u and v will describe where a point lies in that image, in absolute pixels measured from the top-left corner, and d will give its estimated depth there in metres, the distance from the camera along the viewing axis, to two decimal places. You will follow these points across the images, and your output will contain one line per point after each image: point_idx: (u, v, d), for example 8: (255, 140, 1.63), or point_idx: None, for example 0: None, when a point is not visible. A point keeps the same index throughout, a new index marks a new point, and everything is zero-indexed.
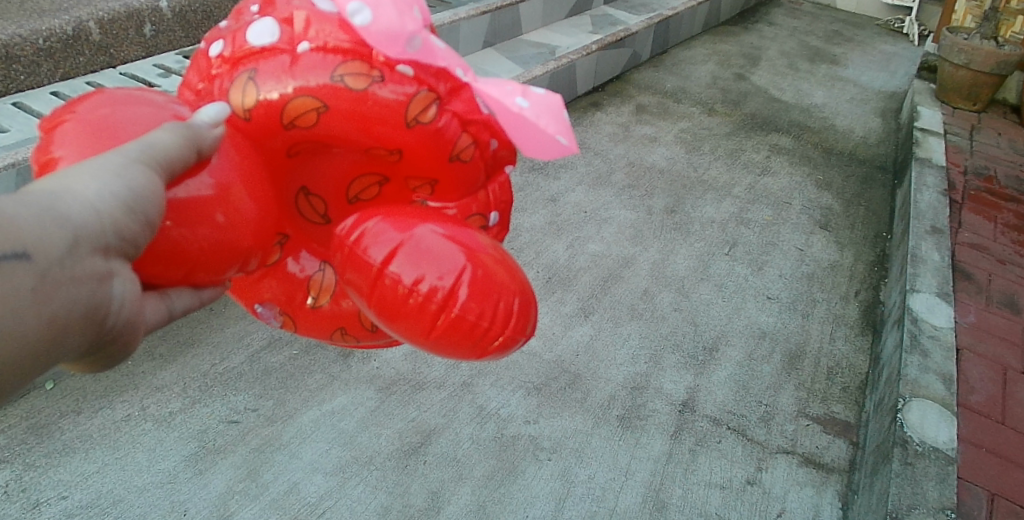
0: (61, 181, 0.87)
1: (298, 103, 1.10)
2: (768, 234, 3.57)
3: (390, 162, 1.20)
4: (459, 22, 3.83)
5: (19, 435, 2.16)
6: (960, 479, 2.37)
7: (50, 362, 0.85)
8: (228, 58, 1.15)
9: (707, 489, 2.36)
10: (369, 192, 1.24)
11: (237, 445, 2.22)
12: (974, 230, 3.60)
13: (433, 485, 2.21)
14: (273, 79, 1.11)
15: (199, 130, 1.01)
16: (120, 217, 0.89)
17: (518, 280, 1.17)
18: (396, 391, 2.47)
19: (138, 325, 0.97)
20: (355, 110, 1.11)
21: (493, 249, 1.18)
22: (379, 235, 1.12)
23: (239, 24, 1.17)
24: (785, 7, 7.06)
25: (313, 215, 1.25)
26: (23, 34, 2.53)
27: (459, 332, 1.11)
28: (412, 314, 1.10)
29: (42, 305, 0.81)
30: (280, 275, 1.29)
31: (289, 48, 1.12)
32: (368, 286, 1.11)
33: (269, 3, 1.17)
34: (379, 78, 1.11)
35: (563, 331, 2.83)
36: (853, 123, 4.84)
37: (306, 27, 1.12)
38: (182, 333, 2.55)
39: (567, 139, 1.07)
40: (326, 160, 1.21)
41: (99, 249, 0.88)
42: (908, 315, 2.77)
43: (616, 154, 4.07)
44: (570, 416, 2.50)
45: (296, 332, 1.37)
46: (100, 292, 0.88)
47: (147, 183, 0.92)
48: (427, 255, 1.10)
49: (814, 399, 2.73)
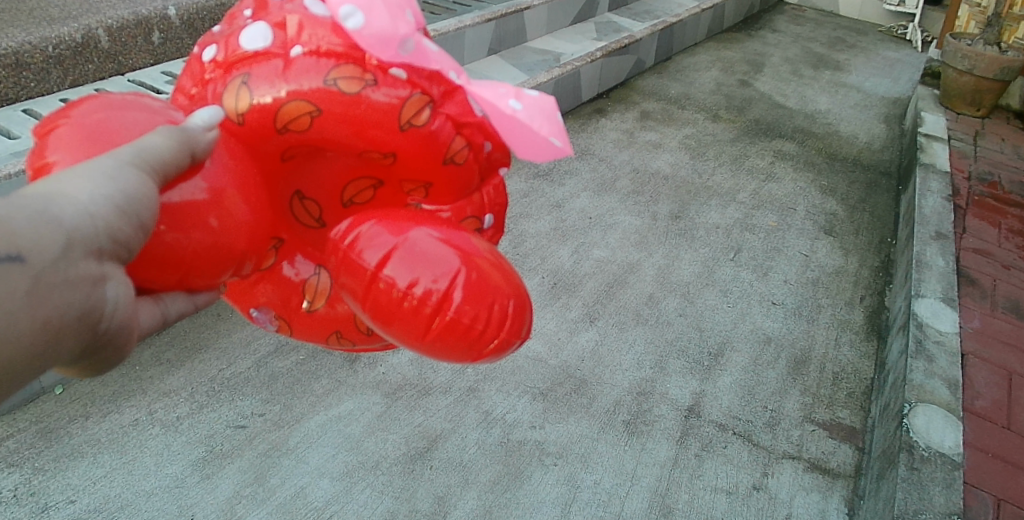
0: (55, 185, 0.89)
1: (292, 107, 1.11)
2: (772, 240, 3.58)
3: (384, 166, 1.21)
4: (464, 29, 3.85)
5: (28, 440, 2.17)
6: (966, 484, 2.37)
7: (45, 364, 0.86)
8: (221, 62, 1.16)
9: (713, 494, 2.36)
10: (363, 195, 1.24)
11: (245, 449, 2.23)
12: (978, 235, 3.60)
13: (440, 490, 2.22)
14: (267, 83, 1.12)
15: (193, 134, 1.02)
16: (114, 221, 0.90)
17: (513, 283, 1.18)
18: (402, 396, 2.48)
19: (133, 329, 0.98)
20: (348, 113, 1.12)
21: (488, 253, 1.18)
22: (373, 238, 1.13)
23: (233, 29, 1.18)
24: (789, 14, 7.08)
25: (308, 219, 1.26)
26: (33, 41, 2.55)
27: (454, 335, 1.12)
28: (407, 316, 1.11)
29: (35, 308, 0.82)
30: (276, 279, 1.30)
31: (282, 52, 1.13)
32: (363, 289, 1.12)
33: (262, 7, 1.19)
34: (373, 81, 1.12)
35: (569, 336, 2.84)
36: (857, 129, 4.85)
37: (299, 31, 1.13)
38: (189, 338, 2.56)
39: (561, 141, 1.09)
40: (321, 163, 1.22)
41: (93, 253, 0.89)
42: (913, 320, 2.77)
43: (621, 160, 4.08)
44: (576, 421, 2.50)
45: (291, 336, 1.38)
46: (94, 295, 0.89)
47: (141, 186, 0.93)
48: (422, 258, 1.11)
49: (819, 405, 2.73)
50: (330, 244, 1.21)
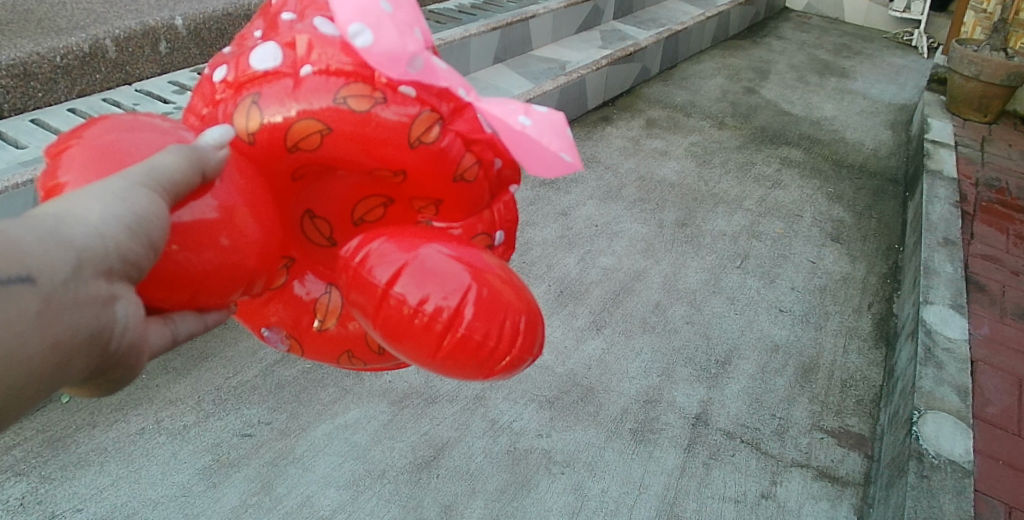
0: (65, 205, 0.89)
1: (302, 126, 1.11)
2: (779, 247, 3.56)
3: (394, 184, 1.21)
4: (469, 38, 3.86)
5: (35, 448, 2.17)
6: (976, 492, 2.35)
7: (55, 385, 0.86)
8: (231, 82, 1.16)
9: (722, 503, 2.35)
10: (374, 213, 1.25)
11: (251, 458, 2.23)
12: (986, 242, 3.58)
13: (447, 499, 2.21)
14: (277, 103, 1.12)
15: (203, 153, 1.03)
16: (124, 240, 0.90)
17: (524, 298, 1.18)
18: (408, 405, 2.47)
19: (143, 348, 0.98)
20: (358, 132, 1.12)
21: (499, 269, 1.18)
22: (384, 255, 1.13)
23: (244, 50, 1.19)
24: (794, 21, 7.08)
25: (319, 238, 1.26)
26: (41, 52, 2.57)
27: (466, 352, 1.11)
28: (418, 333, 1.10)
29: (46, 329, 0.82)
30: (286, 298, 1.31)
31: (292, 72, 1.13)
32: (374, 306, 1.12)
33: (272, 28, 1.19)
34: (382, 99, 1.12)
35: (575, 344, 2.83)
36: (863, 135, 4.84)
37: (308, 51, 1.14)
38: (196, 347, 2.56)
39: (571, 156, 1.09)
40: (331, 181, 1.22)
41: (103, 272, 0.89)
42: (922, 327, 2.76)
43: (627, 168, 4.08)
44: (584, 429, 2.49)
45: (303, 355, 1.39)
46: (103, 315, 0.89)
47: (152, 206, 0.93)
48: (432, 275, 1.11)
49: (827, 413, 2.71)
50: (341, 261, 1.21)
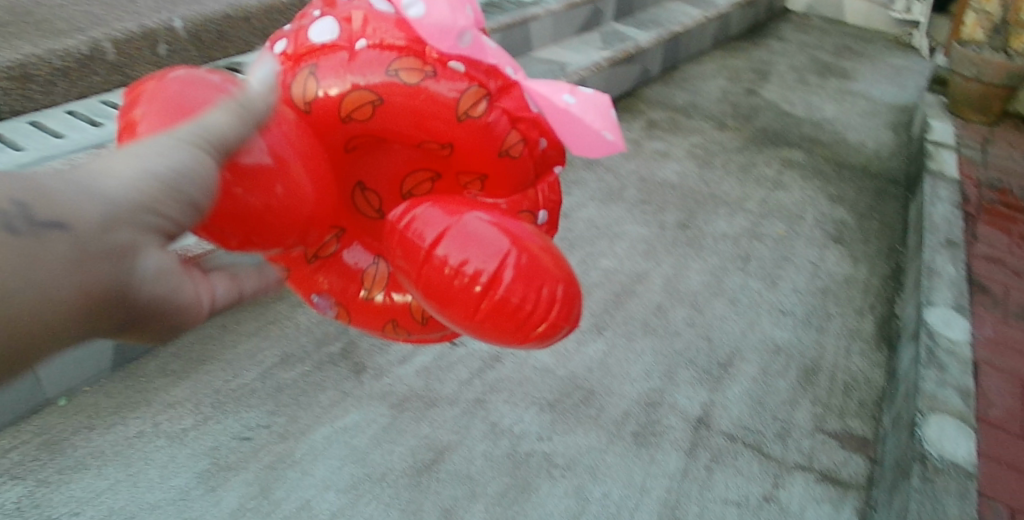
0: (106, 162, 0.89)
1: (357, 97, 1.30)
2: (781, 248, 3.55)
3: (440, 156, 1.39)
4: None
5: (32, 452, 2.16)
6: (981, 496, 2.32)
7: (79, 334, 0.84)
8: (291, 56, 1.36)
9: (724, 506, 2.33)
10: (421, 187, 1.45)
11: (249, 461, 2.21)
12: (989, 243, 3.56)
13: (447, 502, 2.19)
14: (333, 76, 1.31)
15: (251, 112, 1.04)
16: (159, 194, 0.89)
17: (563, 269, 1.26)
18: (408, 408, 2.45)
19: (181, 310, 0.95)
20: (409, 103, 1.31)
21: (540, 239, 1.27)
22: (429, 220, 1.24)
23: (303, 26, 1.40)
24: (795, 22, 7.07)
25: (370, 210, 1.49)
26: (39, 54, 2.59)
27: (504, 314, 1.19)
28: (458, 296, 1.20)
29: (72, 275, 0.81)
30: (336, 266, 1.51)
31: (348, 45, 1.33)
32: (418, 268, 1.23)
33: (329, 7, 1.40)
34: (432, 74, 1.31)
35: (577, 347, 2.81)
36: (865, 137, 4.82)
37: (363, 26, 1.34)
38: (195, 350, 2.53)
39: (612, 134, 1.30)
40: (386, 155, 1.43)
41: (137, 225, 0.88)
42: (925, 329, 2.74)
43: (627, 169, 4.07)
44: (585, 432, 2.48)
45: (349, 323, 1.57)
46: (132, 268, 0.87)
47: (190, 161, 0.93)
48: (473, 238, 1.21)
49: (830, 415, 2.70)
50: (387, 228, 1.32)
